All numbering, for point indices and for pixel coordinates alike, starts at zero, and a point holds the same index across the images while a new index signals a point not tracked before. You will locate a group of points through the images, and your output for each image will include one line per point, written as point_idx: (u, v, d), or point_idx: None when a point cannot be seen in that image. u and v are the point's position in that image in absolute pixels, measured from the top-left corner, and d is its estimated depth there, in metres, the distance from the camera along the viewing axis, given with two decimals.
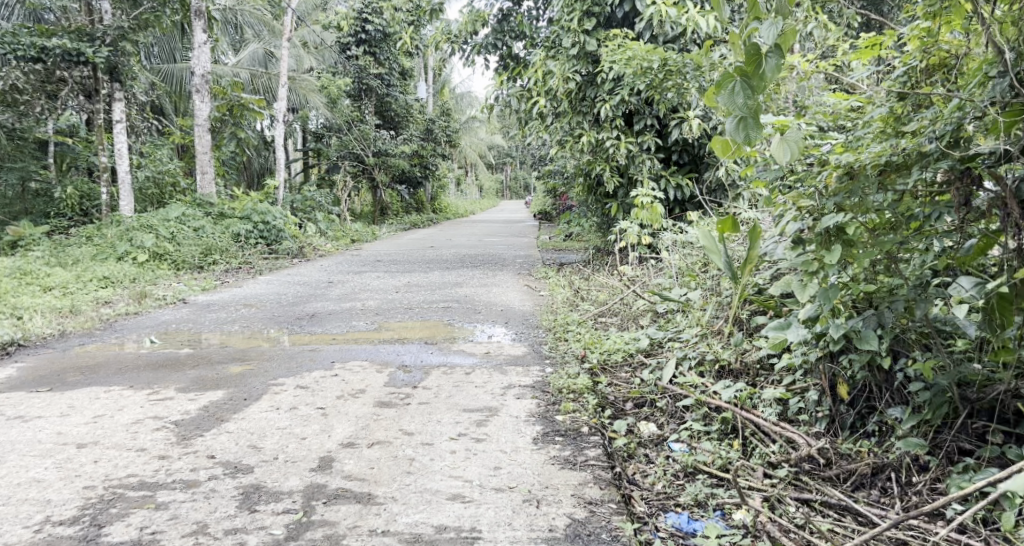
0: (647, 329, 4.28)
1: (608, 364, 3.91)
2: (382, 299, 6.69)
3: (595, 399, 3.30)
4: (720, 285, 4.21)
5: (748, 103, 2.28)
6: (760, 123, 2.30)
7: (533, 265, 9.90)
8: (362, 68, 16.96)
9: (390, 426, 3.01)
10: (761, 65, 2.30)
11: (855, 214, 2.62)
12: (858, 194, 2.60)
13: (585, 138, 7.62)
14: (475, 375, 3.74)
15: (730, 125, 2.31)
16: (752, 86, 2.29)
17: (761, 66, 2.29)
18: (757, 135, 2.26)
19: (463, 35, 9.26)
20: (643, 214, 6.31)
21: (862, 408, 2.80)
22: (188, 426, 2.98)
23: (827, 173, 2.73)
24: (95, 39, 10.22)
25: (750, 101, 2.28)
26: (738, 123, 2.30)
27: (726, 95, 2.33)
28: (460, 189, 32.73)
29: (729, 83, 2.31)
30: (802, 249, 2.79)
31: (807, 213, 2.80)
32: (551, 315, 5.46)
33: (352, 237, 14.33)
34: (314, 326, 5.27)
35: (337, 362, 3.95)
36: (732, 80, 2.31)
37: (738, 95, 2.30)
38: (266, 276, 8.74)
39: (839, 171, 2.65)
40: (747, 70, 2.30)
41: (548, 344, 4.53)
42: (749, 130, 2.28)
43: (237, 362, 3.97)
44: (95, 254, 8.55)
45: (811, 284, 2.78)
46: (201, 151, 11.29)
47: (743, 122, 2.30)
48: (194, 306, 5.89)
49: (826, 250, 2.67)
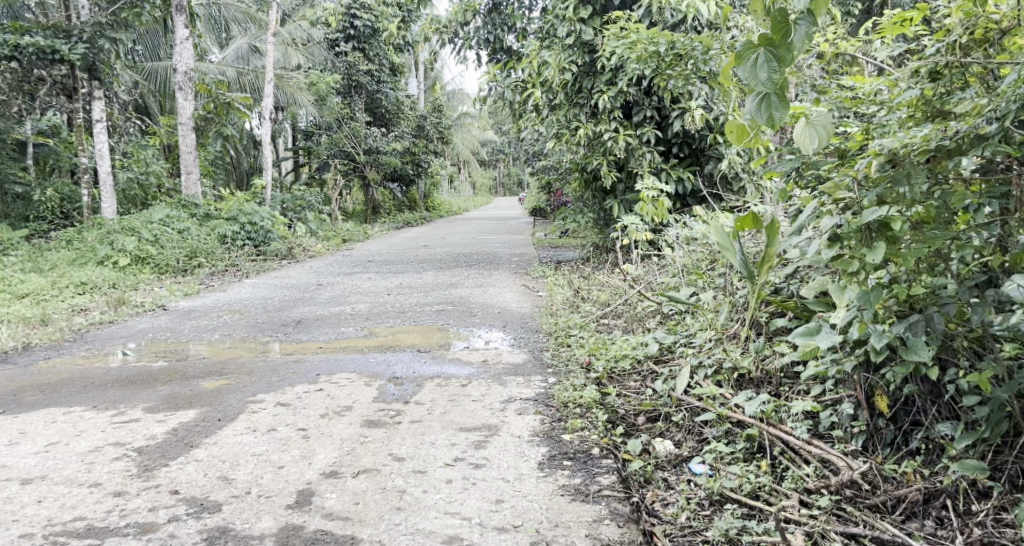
0: (655, 333, 4.01)
1: (616, 373, 3.64)
2: (374, 301, 6.41)
3: (604, 415, 3.03)
4: (732, 284, 3.95)
5: (774, 77, 1.99)
6: (785, 101, 2.02)
7: (530, 263, 9.63)
8: (351, 65, 16.62)
9: (379, 451, 2.73)
10: (790, 35, 2.00)
11: (901, 207, 2.38)
12: (905, 183, 2.36)
13: (582, 131, 7.34)
14: (473, 387, 3.47)
15: (750, 103, 2.03)
16: (778, 58, 2.00)
17: (789, 36, 2.00)
18: (783, 116, 1.99)
19: (453, 26, 8.96)
20: (648, 208, 6.16)
21: (906, 424, 2.57)
22: (151, 455, 2.69)
23: (866, 161, 2.50)
24: (72, 36, 9.93)
25: (776, 76, 1.99)
26: (760, 101, 2.01)
27: (746, 69, 2.02)
28: (454, 187, 32.48)
29: (751, 55, 2.01)
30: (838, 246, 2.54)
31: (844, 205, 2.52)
32: (551, 318, 5.18)
33: (344, 237, 14.02)
34: (301, 333, 4.97)
35: (323, 373, 3.68)
36: (754, 52, 2.01)
37: (764, 69, 1.99)
38: (252, 278, 8.43)
39: (882, 159, 2.44)
40: (773, 39, 2.00)
41: (549, 350, 4.26)
42: (772, 110, 2.01)
43: (213, 375, 3.69)
44: (74, 259, 8.24)
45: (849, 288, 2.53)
46: (186, 151, 10.98)
47: (766, 100, 2.01)
48: (174, 313, 5.57)
49: (869, 249, 2.42)
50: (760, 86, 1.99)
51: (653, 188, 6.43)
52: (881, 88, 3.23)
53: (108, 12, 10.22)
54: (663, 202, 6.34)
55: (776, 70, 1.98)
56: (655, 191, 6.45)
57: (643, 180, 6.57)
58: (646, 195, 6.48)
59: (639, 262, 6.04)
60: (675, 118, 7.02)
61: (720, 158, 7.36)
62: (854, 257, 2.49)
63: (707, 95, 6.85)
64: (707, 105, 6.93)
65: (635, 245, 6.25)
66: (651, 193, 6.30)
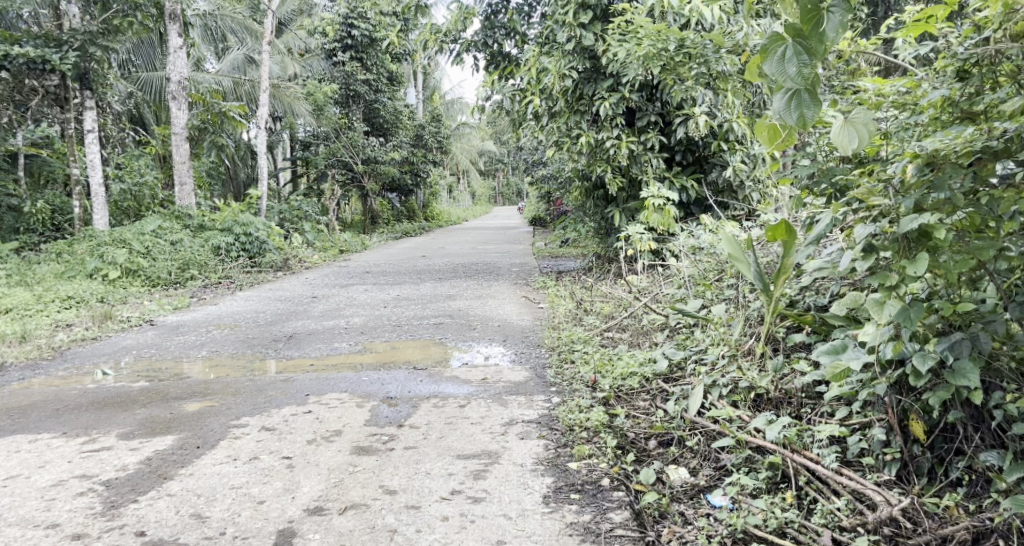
0: (664, 349, 3.80)
1: (623, 392, 3.43)
2: (369, 315, 6.20)
3: (613, 440, 2.82)
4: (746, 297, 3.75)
5: (805, 70, 1.88)
6: (818, 97, 1.91)
7: (530, 274, 9.43)
8: (349, 75, 16.44)
9: (369, 483, 2.54)
10: (822, 25, 1.89)
11: (939, 216, 2.35)
12: (944, 190, 2.33)
13: (583, 138, 7.15)
14: (471, 408, 3.26)
15: (781, 101, 1.93)
16: (808, 50, 1.89)
17: (821, 25, 1.89)
18: (815, 114, 1.88)
19: (451, 33, 8.77)
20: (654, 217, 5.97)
21: (946, 452, 2.47)
22: (120, 489, 2.51)
23: (903, 165, 2.47)
24: (62, 44, 9.77)
25: (807, 69, 1.88)
26: (792, 99, 1.92)
27: (772, 62, 1.93)
28: (454, 197, 32.34)
29: (777, 48, 1.91)
30: (873, 258, 2.53)
31: (880, 214, 2.52)
32: (553, 332, 4.98)
33: (341, 248, 13.82)
34: (292, 349, 4.76)
35: (313, 393, 3.47)
36: (781, 45, 1.92)
37: (792, 63, 1.90)
38: (245, 292, 8.22)
39: (920, 161, 2.39)
40: (803, 31, 1.90)
41: (553, 367, 4.05)
42: (804, 108, 1.90)
43: (196, 396, 3.49)
44: (62, 273, 8.06)
45: (889, 304, 2.45)
46: (179, 161, 10.78)
47: (798, 97, 1.91)
48: (160, 329, 5.35)
49: (909, 261, 2.39)
50: (789, 82, 1.90)
51: (659, 197, 6.26)
52: (902, 90, 3.10)
53: (98, 21, 10.07)
54: (670, 211, 6.18)
55: (806, 64, 1.88)
56: (662, 199, 6.27)
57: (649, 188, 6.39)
58: (651, 204, 6.30)
59: (644, 273, 5.84)
60: (678, 125, 6.86)
61: (725, 165, 7.19)
62: (893, 270, 2.47)
63: (712, 101, 6.69)
64: (712, 111, 6.77)
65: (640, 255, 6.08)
66: (657, 201, 6.13)
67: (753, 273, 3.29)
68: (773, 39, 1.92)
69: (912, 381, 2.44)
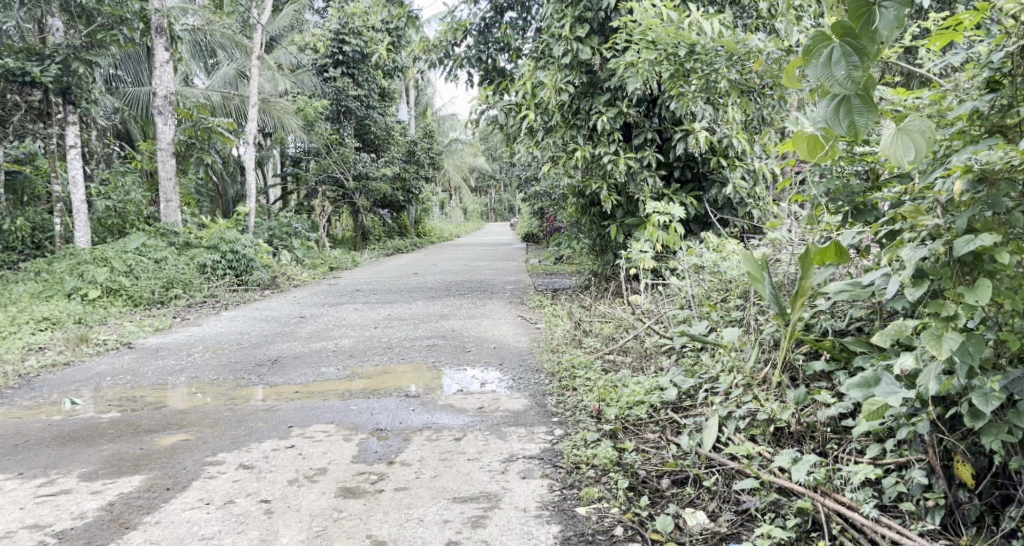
0: (672, 375, 3.61)
1: (631, 422, 3.24)
2: (359, 336, 5.96)
3: (624, 481, 2.72)
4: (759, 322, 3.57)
5: (855, 73, 2.18)
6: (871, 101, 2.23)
7: (524, 292, 9.22)
8: (340, 91, 16.26)
9: (355, 531, 2.38)
10: (873, 22, 2.18)
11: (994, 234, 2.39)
12: (1001, 208, 2.36)
13: (579, 153, 6.95)
14: (467, 441, 3.07)
15: (837, 108, 2.26)
16: (857, 50, 2.19)
17: (872, 25, 2.18)
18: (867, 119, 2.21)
19: (443, 47, 8.60)
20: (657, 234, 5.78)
21: (992, 499, 2.41)
22: (80, 539, 2.32)
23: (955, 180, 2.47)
24: (44, 58, 9.63)
25: (857, 71, 2.18)
26: (845, 105, 2.24)
27: (818, 63, 2.23)
28: (445, 213, 32.13)
29: (825, 51, 2.21)
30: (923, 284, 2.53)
31: (928, 232, 2.53)
32: (552, 355, 4.77)
33: (330, 265, 13.58)
34: (277, 374, 4.50)
35: (297, 425, 3.23)
36: (826, 46, 2.22)
37: (840, 65, 2.19)
38: (230, 311, 7.97)
39: (971, 177, 2.39)
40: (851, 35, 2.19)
41: (553, 394, 3.85)
42: (857, 113, 2.23)
43: (168, 429, 3.22)
44: (40, 293, 7.81)
45: (947, 338, 2.40)
46: (165, 177, 10.54)
47: (853, 103, 2.24)
48: (139, 352, 5.10)
49: (969, 288, 2.38)
50: (838, 82, 2.19)
51: (663, 213, 6.06)
52: (928, 104, 2.93)
53: (82, 34, 9.88)
54: (675, 227, 6.00)
55: (854, 65, 2.18)
56: (667, 215, 6.08)
57: (652, 204, 6.19)
58: (654, 220, 6.09)
59: (646, 293, 5.61)
60: (678, 140, 6.69)
61: (725, 183, 7.02)
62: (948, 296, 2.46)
63: (711, 116, 6.54)
64: (713, 126, 6.62)
65: (643, 273, 5.87)
66: (662, 215, 5.92)
67: (768, 293, 3.14)
68: (818, 41, 2.23)
69: (971, 422, 2.37)
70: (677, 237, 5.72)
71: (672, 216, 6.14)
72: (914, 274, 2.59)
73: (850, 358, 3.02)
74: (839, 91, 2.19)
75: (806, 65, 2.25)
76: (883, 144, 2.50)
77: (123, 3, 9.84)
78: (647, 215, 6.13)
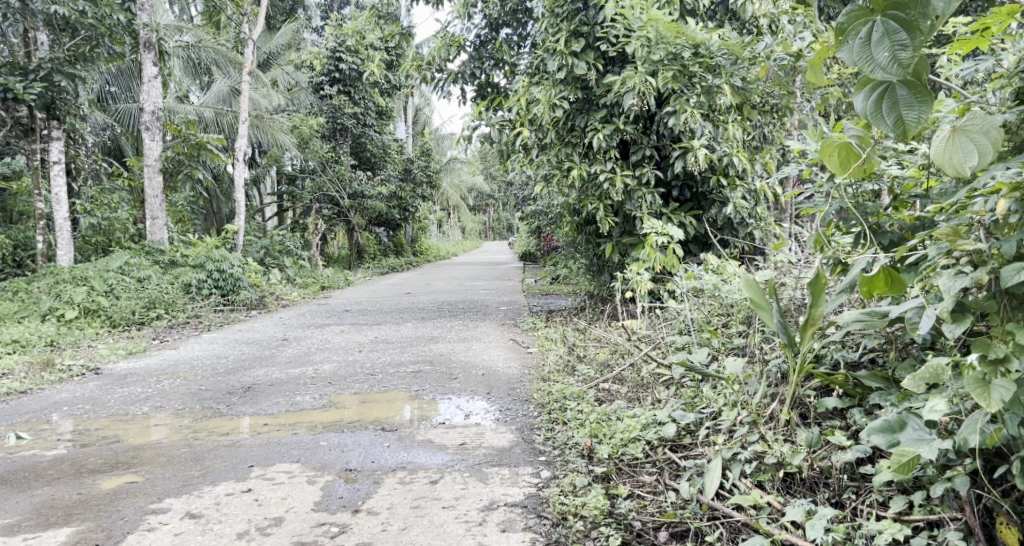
0: (670, 408, 3.35)
1: (626, 463, 2.98)
2: (342, 361, 5.66)
3: (617, 536, 2.47)
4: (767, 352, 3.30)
5: (906, 53, 2.11)
6: (922, 93, 2.20)
7: (519, 313, 8.96)
8: (336, 109, 16.08)
9: None
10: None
11: None
12: None
13: (574, 171, 6.70)
14: (445, 485, 2.82)
15: (885, 101, 2.24)
16: (905, 27, 2.13)
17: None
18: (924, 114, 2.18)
19: (436, 62, 8.38)
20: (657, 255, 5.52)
21: None
22: None
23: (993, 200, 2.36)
24: (28, 73, 9.40)
25: (907, 51, 2.11)
26: (891, 99, 2.23)
27: (855, 44, 2.18)
28: (443, 231, 31.90)
29: (864, 29, 2.17)
30: (965, 320, 2.38)
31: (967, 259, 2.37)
32: (543, 383, 4.49)
33: (323, 284, 13.32)
34: (247, 404, 4.20)
35: (259, 464, 2.96)
36: (865, 24, 2.18)
37: (882, 46, 2.14)
38: (213, 333, 7.69)
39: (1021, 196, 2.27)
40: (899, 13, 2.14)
41: (542, 428, 3.58)
42: (906, 108, 2.21)
43: (115, 469, 2.95)
44: (15, 314, 7.55)
45: (998, 386, 2.18)
46: (151, 195, 10.28)
47: (901, 98, 2.22)
48: (106, 379, 4.82)
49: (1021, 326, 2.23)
50: (882, 64, 2.13)
51: (661, 233, 5.80)
52: (949, 118, 2.69)
53: (65, 49, 9.74)
54: (673, 248, 5.75)
55: (902, 44, 2.12)
56: (665, 236, 5.82)
57: (649, 224, 5.93)
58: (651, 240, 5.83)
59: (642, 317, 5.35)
60: (676, 158, 6.44)
61: (725, 203, 6.76)
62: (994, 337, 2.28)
63: (711, 133, 6.30)
64: (713, 144, 6.39)
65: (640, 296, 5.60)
66: (658, 236, 5.65)
67: (776, 322, 2.88)
68: (857, 19, 2.19)
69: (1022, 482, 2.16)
70: (675, 259, 5.46)
71: (670, 237, 5.88)
72: (954, 308, 2.41)
73: (864, 395, 2.76)
74: (881, 75, 2.14)
75: (842, 46, 2.20)
76: (938, 150, 2.37)
77: (110, 17, 9.61)
78: (644, 235, 5.87)
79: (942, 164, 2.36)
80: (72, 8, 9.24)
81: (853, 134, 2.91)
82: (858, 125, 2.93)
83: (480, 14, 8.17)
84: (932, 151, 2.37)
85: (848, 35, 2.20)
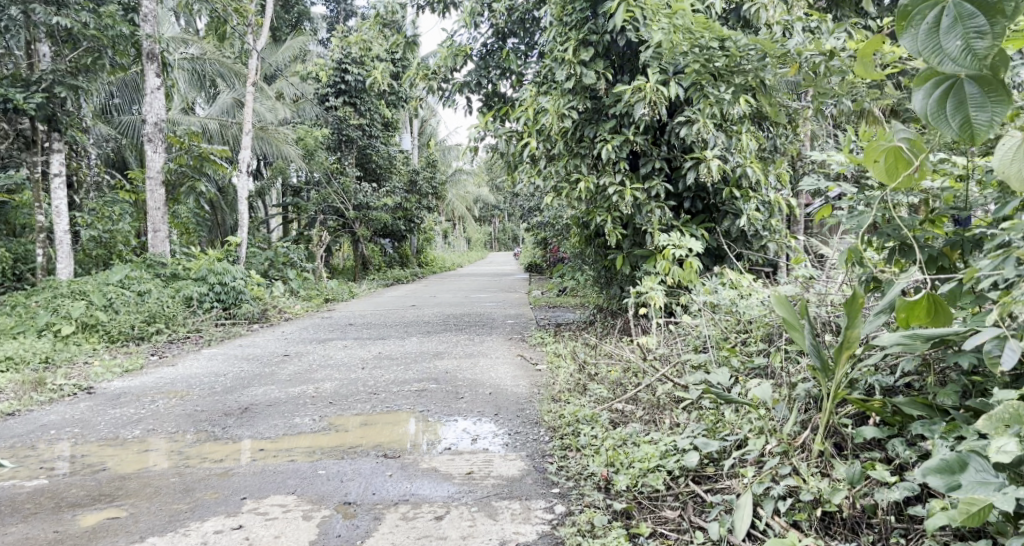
0: (689, 434, 3.18)
1: (648, 496, 2.86)
2: (343, 379, 5.46)
3: None
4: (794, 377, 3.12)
5: (982, 46, 2.00)
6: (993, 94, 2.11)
7: (526, 326, 8.78)
8: (342, 120, 15.98)
9: None
10: None
11: None
12: None
13: (583, 183, 6.50)
14: (450, 522, 2.69)
15: (952, 102, 2.15)
16: (980, 17, 2.02)
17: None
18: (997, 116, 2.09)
19: (441, 72, 8.22)
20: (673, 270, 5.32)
21: None
22: None
23: None
24: (30, 85, 9.25)
25: (982, 43, 2.00)
26: (959, 100, 2.14)
27: (924, 30, 2.07)
28: (448, 242, 31.72)
29: (933, 14, 2.05)
30: None
31: None
32: (552, 405, 4.30)
33: (327, 296, 13.17)
34: (241, 428, 4.00)
35: (252, 496, 2.83)
36: (934, 9, 2.06)
37: (954, 36, 2.03)
38: (212, 348, 7.51)
39: None
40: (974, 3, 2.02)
41: (554, 456, 3.40)
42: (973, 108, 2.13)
43: (97, 503, 2.83)
44: (11, 329, 7.39)
45: None
46: (153, 207, 10.12)
47: (967, 99, 2.14)
48: (99, 399, 4.65)
49: None
50: (952, 57, 2.03)
51: (680, 246, 5.72)
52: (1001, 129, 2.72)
53: (68, 60, 9.54)
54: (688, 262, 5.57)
55: (979, 34, 2.01)
56: (683, 249, 5.75)
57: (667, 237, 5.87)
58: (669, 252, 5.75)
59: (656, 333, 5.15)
60: (687, 170, 6.25)
61: (738, 215, 6.57)
62: None
63: (724, 144, 6.12)
64: (726, 154, 6.23)
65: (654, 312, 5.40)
66: (677, 248, 5.58)
67: (808, 344, 2.72)
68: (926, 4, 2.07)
69: None
70: (692, 272, 5.23)
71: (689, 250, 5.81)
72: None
73: (903, 424, 2.62)
74: (951, 67, 2.03)
75: (906, 32, 2.09)
76: (1006, 163, 2.32)
77: (112, 29, 9.49)
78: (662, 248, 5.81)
79: (1009, 178, 2.31)
80: (74, 19, 9.11)
81: (902, 138, 2.85)
82: (906, 129, 2.87)
83: (487, 22, 8.02)
84: (1000, 163, 2.33)
85: (913, 20, 2.08)
